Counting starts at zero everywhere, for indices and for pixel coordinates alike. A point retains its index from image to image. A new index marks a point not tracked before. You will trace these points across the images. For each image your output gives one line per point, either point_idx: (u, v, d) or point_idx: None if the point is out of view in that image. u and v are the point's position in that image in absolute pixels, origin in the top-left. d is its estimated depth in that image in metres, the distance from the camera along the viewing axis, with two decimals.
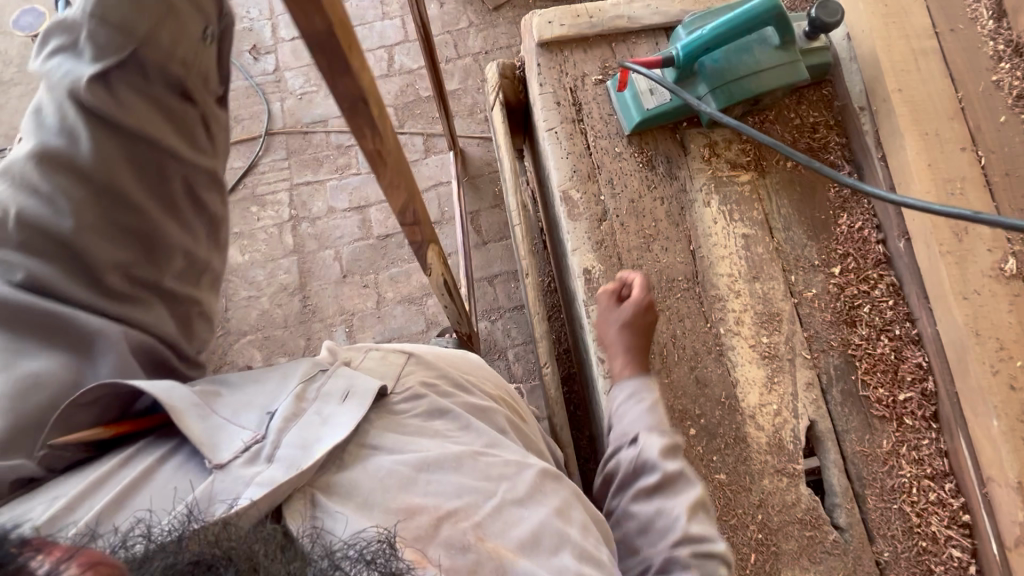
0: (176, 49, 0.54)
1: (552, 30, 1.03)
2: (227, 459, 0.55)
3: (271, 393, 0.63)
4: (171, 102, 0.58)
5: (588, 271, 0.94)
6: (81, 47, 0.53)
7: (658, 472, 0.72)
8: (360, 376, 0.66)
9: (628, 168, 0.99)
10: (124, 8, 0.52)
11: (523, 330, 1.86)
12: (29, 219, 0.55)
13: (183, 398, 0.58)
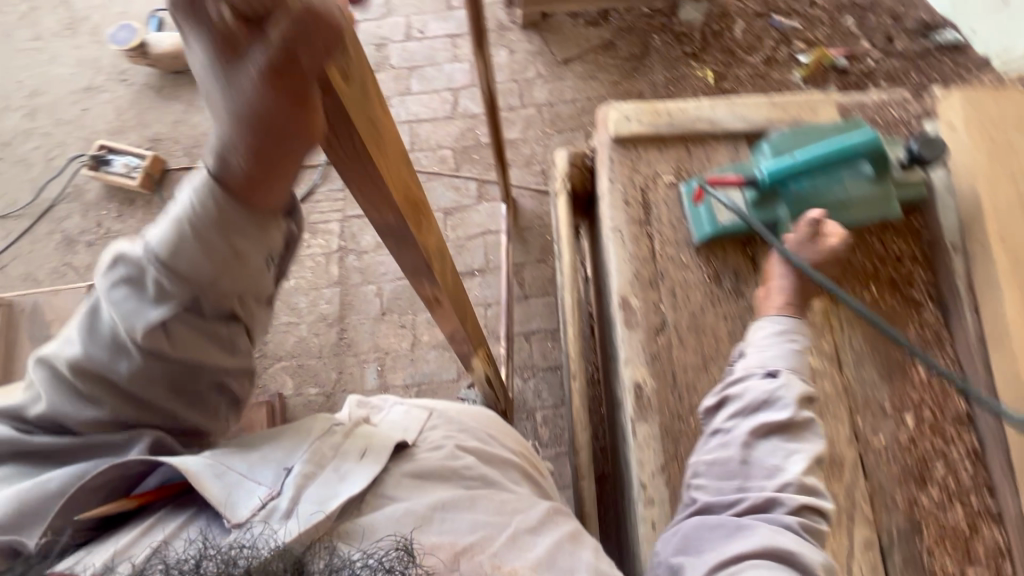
0: (235, 289, 0.57)
1: (628, 126, 1.01)
2: (245, 517, 0.61)
3: (291, 449, 0.69)
4: (220, 325, 0.61)
5: (639, 385, 0.89)
6: (146, 286, 0.56)
7: (791, 412, 0.75)
8: (376, 436, 0.75)
9: (692, 279, 0.94)
10: (196, 259, 0.54)
11: (555, 392, 1.81)
12: (63, 406, 0.63)
13: (197, 463, 0.64)
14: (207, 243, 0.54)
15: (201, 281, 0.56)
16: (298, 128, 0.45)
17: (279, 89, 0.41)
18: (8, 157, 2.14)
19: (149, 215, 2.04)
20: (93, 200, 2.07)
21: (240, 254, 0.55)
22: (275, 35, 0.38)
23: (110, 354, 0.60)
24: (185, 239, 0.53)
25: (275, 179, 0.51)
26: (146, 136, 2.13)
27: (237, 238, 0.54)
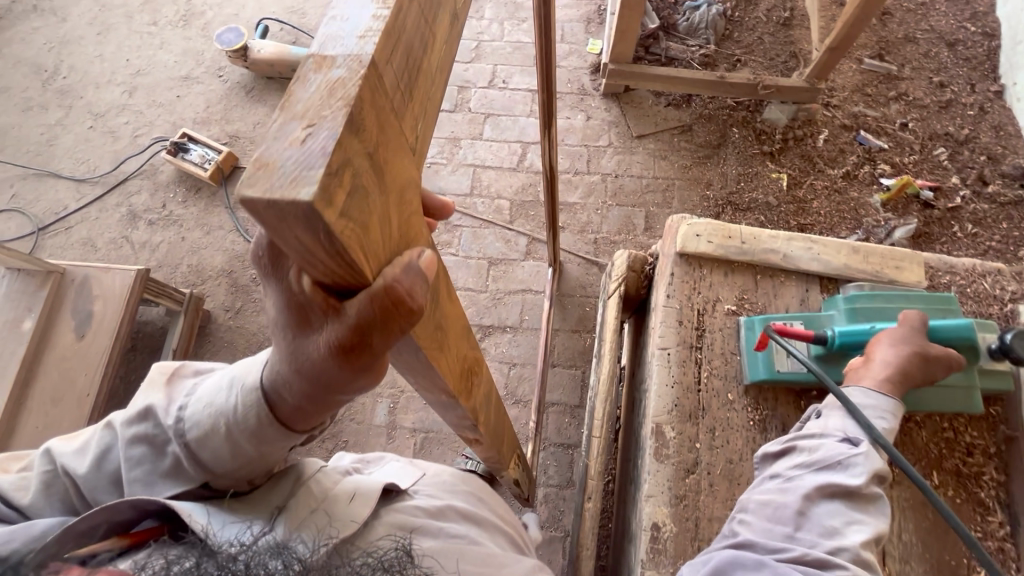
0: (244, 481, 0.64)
1: (697, 244, 0.97)
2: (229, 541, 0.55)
3: (285, 493, 0.65)
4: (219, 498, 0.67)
5: (657, 527, 0.83)
6: (167, 456, 0.62)
7: (863, 481, 0.69)
8: (364, 484, 0.72)
9: (736, 421, 0.88)
10: (222, 459, 0.60)
11: (561, 472, 1.74)
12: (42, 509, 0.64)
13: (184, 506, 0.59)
14: (234, 450, 0.58)
15: (219, 472, 0.61)
16: (357, 380, 0.42)
17: (345, 365, 0.39)
18: (99, 127, 2.28)
19: (211, 206, 2.12)
20: (165, 181, 2.17)
21: (262, 457, 0.60)
22: (351, 312, 0.36)
23: (107, 486, 0.65)
24: (217, 442, 0.58)
25: (319, 412, 0.52)
26: (226, 132, 2.23)
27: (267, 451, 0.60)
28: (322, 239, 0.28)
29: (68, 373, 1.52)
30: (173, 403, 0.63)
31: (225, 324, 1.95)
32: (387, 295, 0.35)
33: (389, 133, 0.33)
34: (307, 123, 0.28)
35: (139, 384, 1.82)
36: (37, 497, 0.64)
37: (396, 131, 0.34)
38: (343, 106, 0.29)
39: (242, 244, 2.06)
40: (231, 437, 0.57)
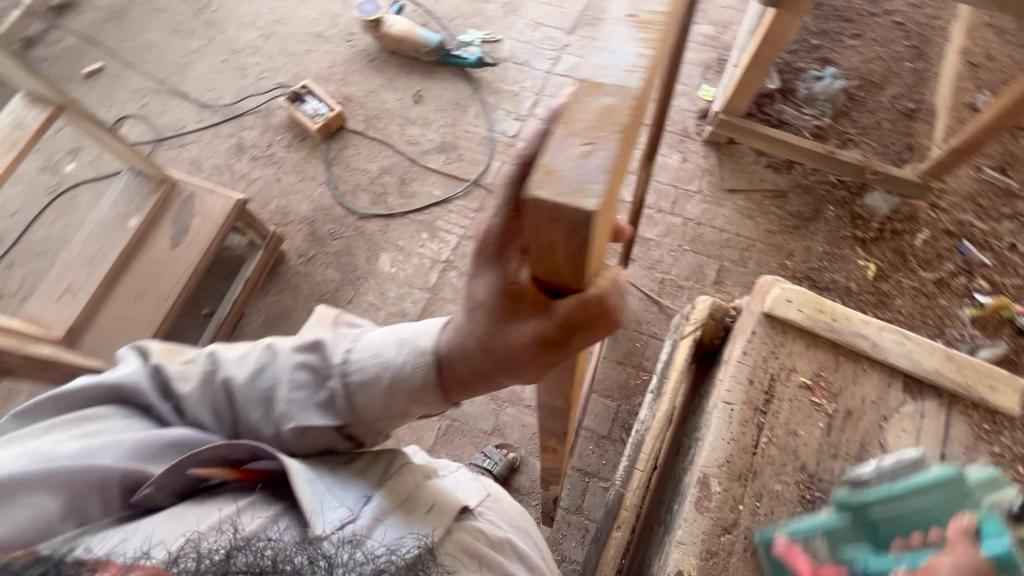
0: (376, 428, 0.78)
1: (786, 308, 0.96)
2: (325, 533, 0.64)
3: (380, 477, 0.76)
4: (343, 445, 0.80)
5: (681, 575, 0.82)
6: (323, 391, 0.75)
7: None
8: (442, 493, 0.77)
9: (784, 493, 0.86)
10: (375, 406, 0.74)
11: (573, 496, 1.73)
12: (192, 401, 0.76)
13: (298, 470, 0.70)
14: (392, 400, 0.73)
15: (364, 417, 0.75)
16: (538, 360, 0.60)
17: (541, 345, 0.58)
18: (231, 62, 2.46)
19: (310, 156, 2.25)
20: (275, 124, 2.31)
21: (407, 410, 0.75)
22: (565, 310, 0.55)
23: (252, 402, 0.76)
24: (379, 390, 0.72)
25: (477, 378, 0.68)
26: (341, 93, 2.36)
27: (415, 407, 0.74)
28: (579, 240, 0.42)
29: (154, 276, 1.64)
30: (337, 344, 0.77)
31: (296, 269, 2.06)
32: (593, 301, 0.54)
33: (624, 156, 0.46)
34: (584, 142, 0.42)
35: (210, 299, 1.99)
36: (194, 390, 0.76)
37: (625, 154, 0.47)
38: (613, 135, 0.42)
39: (329, 199, 2.17)
40: (393, 383, 0.72)
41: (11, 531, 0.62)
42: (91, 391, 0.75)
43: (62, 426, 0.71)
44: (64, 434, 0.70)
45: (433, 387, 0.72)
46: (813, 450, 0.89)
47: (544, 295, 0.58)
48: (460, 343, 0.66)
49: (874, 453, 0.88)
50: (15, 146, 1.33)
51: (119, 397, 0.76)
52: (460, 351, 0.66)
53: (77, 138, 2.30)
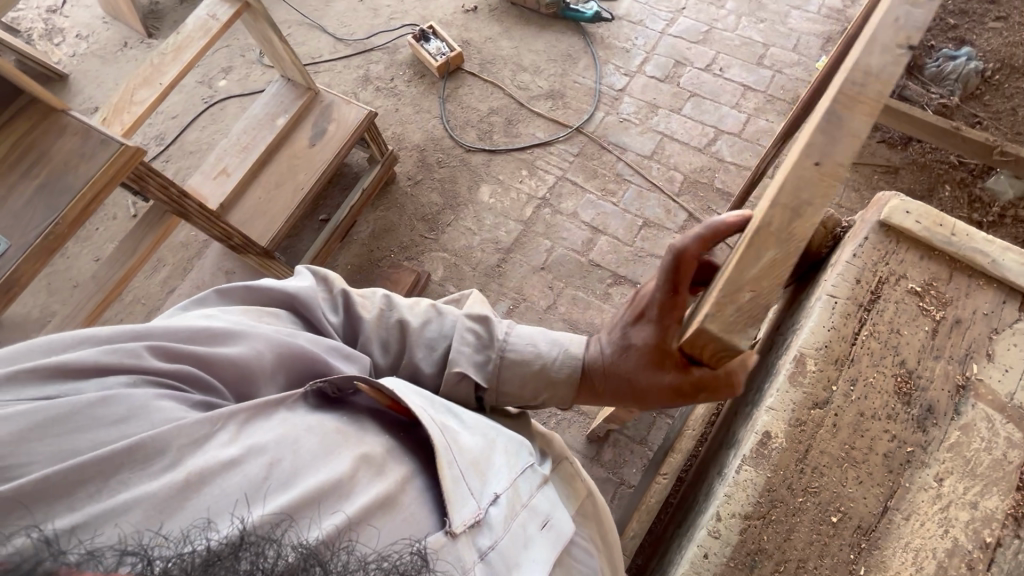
0: (512, 399, 0.90)
1: (903, 217, 0.98)
2: (458, 531, 0.66)
3: (520, 463, 0.79)
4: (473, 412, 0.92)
5: (768, 435, 0.88)
6: (483, 356, 0.88)
7: None
8: (557, 511, 0.79)
9: (880, 383, 0.90)
10: (523, 378, 0.89)
11: (639, 428, 1.79)
12: (368, 327, 0.85)
13: (442, 440, 0.72)
14: (539, 375, 0.89)
15: (504, 388, 0.89)
16: (662, 402, 0.83)
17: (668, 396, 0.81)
18: (366, 3, 2.68)
19: (426, 91, 2.42)
20: (400, 60, 2.51)
21: (540, 397, 0.91)
22: (699, 373, 0.77)
23: (422, 345, 0.87)
24: (535, 363, 0.88)
25: (616, 399, 0.89)
26: (462, 37, 2.53)
27: (546, 393, 0.90)
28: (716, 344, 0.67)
29: (293, 169, 1.86)
30: (498, 322, 0.92)
31: (403, 190, 2.24)
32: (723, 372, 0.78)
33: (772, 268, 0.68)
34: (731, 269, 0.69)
35: (328, 209, 2.20)
36: (371, 317, 0.86)
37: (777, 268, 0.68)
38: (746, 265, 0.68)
39: (440, 131, 2.33)
40: (541, 366, 0.89)
41: (238, 367, 0.70)
42: (281, 292, 0.81)
43: (256, 315, 0.76)
44: (263, 321, 0.76)
45: (571, 382, 0.90)
46: (915, 351, 0.91)
47: (681, 359, 0.79)
48: (614, 365, 0.86)
49: (981, 361, 0.89)
50: (208, 33, 1.57)
51: (294, 307, 0.81)
52: (609, 367, 0.87)
53: (231, 59, 2.60)
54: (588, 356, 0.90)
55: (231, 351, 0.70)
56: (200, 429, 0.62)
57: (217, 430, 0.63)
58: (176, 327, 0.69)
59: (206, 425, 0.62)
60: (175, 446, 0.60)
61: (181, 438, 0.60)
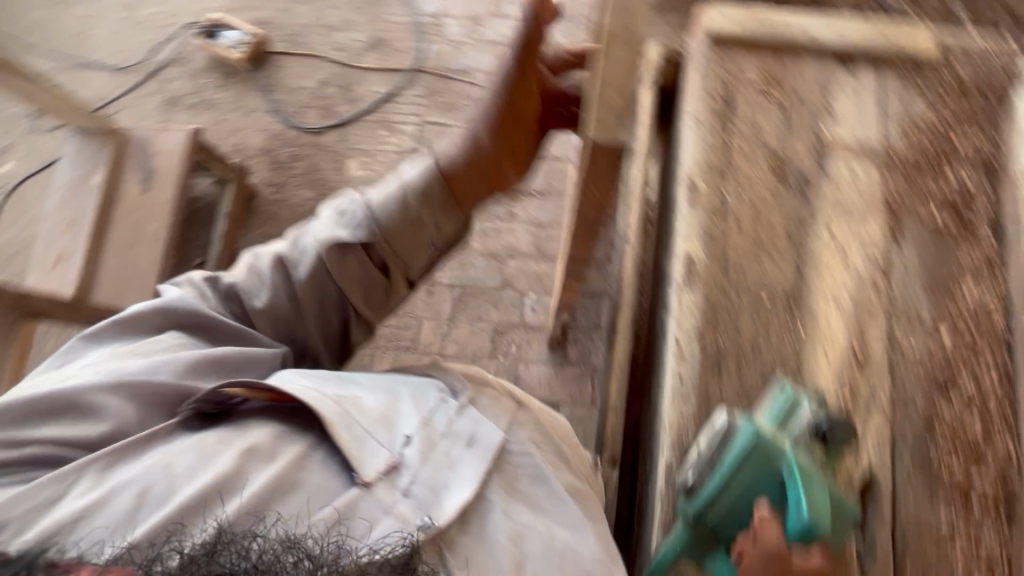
0: (398, 244, 0.92)
1: (724, 24, 1.04)
2: (371, 480, 0.75)
3: (428, 400, 0.87)
4: (376, 280, 0.94)
5: (690, 259, 0.96)
6: (347, 223, 0.91)
7: None
8: (483, 423, 0.85)
9: (759, 174, 0.99)
10: (393, 220, 0.91)
11: (590, 317, 1.88)
12: (244, 287, 0.91)
13: (331, 408, 0.79)
14: (405, 211, 0.92)
15: (388, 238, 0.91)
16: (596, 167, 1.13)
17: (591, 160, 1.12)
18: (130, 19, 2.34)
19: (244, 90, 2.21)
20: (199, 68, 2.24)
21: (425, 219, 0.93)
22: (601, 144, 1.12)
23: (299, 263, 0.90)
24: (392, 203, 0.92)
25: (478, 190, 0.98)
26: (254, 19, 2.29)
27: (425, 214, 0.93)
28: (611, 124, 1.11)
29: (139, 223, 1.66)
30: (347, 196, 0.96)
31: (270, 199, 2.08)
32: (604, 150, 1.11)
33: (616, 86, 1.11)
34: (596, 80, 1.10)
35: (200, 251, 2.01)
36: (247, 272, 0.91)
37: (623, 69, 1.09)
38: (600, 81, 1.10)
39: (279, 125, 2.15)
40: (406, 194, 0.92)
41: (106, 413, 0.76)
42: (179, 311, 0.87)
43: (122, 354, 0.82)
44: (128, 354, 0.82)
45: (441, 189, 0.94)
46: (775, 133, 1.01)
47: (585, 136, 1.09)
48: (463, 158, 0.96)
49: (826, 121, 1.00)
50: None
51: (177, 324, 0.87)
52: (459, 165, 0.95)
53: (0, 137, 2.20)
54: (442, 162, 0.95)
55: (95, 403, 0.76)
56: (59, 487, 0.69)
57: (79, 478, 0.70)
58: (13, 403, 0.74)
59: (69, 476, 0.70)
60: (32, 508, 0.67)
61: (31, 502, 0.68)
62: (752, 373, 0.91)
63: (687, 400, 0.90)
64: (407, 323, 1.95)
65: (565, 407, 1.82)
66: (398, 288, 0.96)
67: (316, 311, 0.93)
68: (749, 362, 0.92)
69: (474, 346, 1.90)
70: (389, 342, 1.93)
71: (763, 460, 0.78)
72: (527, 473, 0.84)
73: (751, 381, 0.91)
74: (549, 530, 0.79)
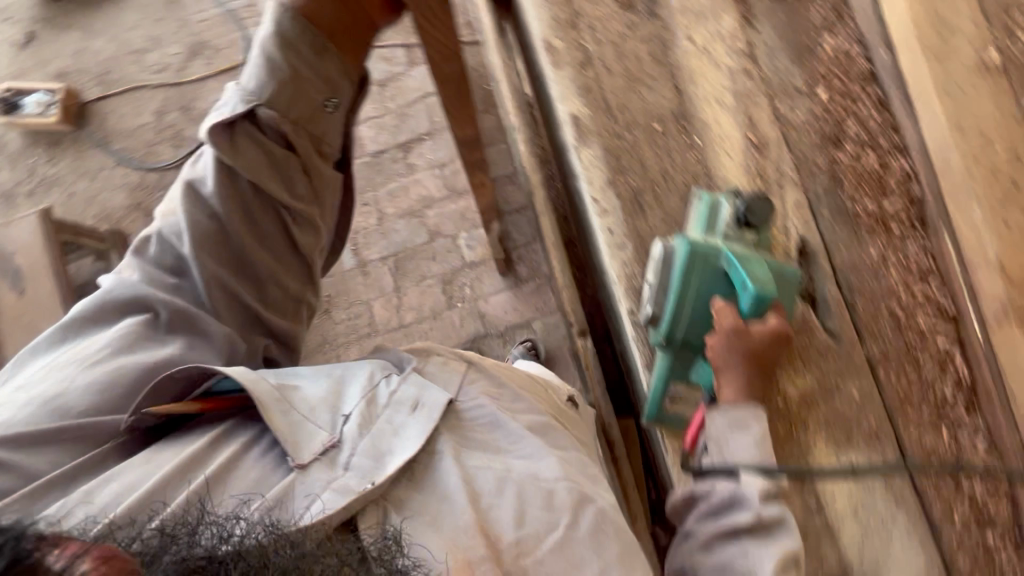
0: (293, 107, 0.82)
1: None
2: (307, 460, 0.73)
3: (363, 373, 0.83)
4: (290, 164, 0.83)
5: (575, 117, 0.96)
6: (236, 110, 0.81)
7: (755, 511, 0.67)
8: (429, 387, 0.83)
9: (607, 12, 1.00)
10: (275, 86, 0.81)
11: (524, 231, 1.89)
12: (166, 234, 0.83)
13: (269, 393, 0.77)
14: (282, 72, 0.81)
15: (279, 107, 0.81)
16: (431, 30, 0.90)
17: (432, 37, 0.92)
18: None
19: (80, 153, 1.99)
20: (19, 150, 2.01)
21: (308, 75, 0.82)
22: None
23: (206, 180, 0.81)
24: (269, 66, 0.80)
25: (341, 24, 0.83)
26: (53, 75, 2.05)
27: (299, 66, 0.81)
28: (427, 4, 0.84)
29: (31, 328, 1.51)
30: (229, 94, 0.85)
31: None
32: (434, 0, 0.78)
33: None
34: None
35: None
36: (163, 226, 0.83)
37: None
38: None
39: (135, 174, 1.97)
40: (266, 63, 0.80)
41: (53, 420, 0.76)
42: (122, 295, 0.83)
43: (72, 356, 0.80)
44: (77, 355, 0.80)
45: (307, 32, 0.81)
46: None
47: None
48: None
49: None
50: None
51: (125, 310, 0.83)
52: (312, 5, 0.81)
53: None
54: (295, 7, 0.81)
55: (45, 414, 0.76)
56: None
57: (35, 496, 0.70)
58: None
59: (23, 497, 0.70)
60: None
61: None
62: (671, 200, 0.93)
63: (622, 248, 0.92)
64: (357, 311, 1.90)
65: (537, 321, 1.85)
66: (318, 167, 0.85)
67: (254, 235, 0.84)
68: (664, 191, 0.94)
69: (429, 304, 1.89)
70: (348, 336, 1.89)
71: (703, 268, 0.79)
72: (480, 417, 0.83)
73: (673, 207, 0.93)
74: (507, 466, 0.78)
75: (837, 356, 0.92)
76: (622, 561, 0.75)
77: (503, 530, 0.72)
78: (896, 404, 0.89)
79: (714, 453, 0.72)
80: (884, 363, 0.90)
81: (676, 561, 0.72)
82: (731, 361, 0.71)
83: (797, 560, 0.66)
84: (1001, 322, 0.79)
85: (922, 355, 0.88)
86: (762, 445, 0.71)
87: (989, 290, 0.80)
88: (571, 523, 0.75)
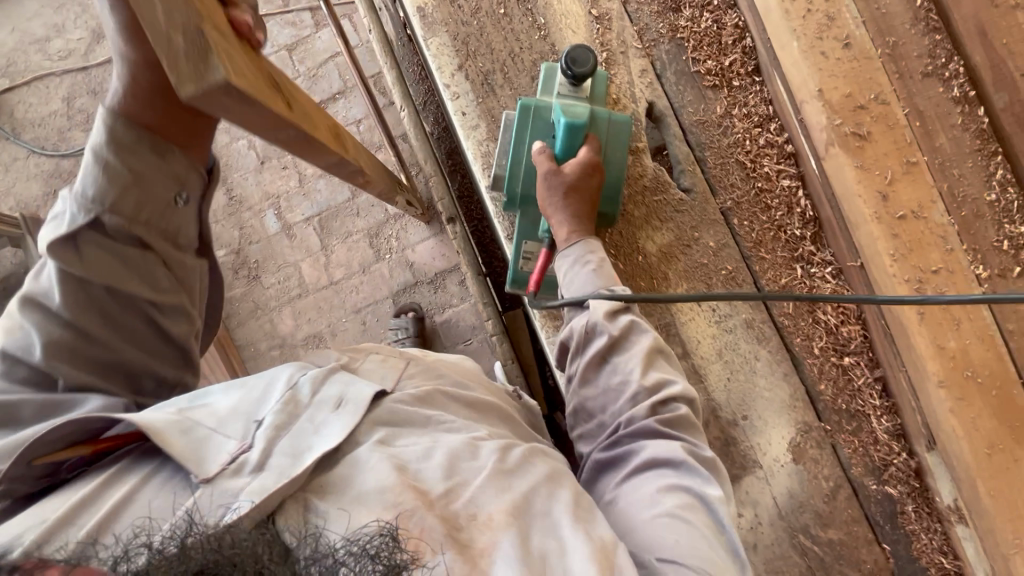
0: (140, 212, 0.55)
1: None
2: (214, 472, 0.50)
3: (275, 371, 0.61)
4: (154, 265, 0.57)
5: (422, 9, 0.98)
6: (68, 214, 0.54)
7: (609, 331, 0.70)
8: (355, 380, 0.60)
9: None
10: (107, 189, 0.54)
11: None
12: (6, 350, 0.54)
13: (162, 417, 0.52)
14: (111, 173, 0.54)
15: (123, 211, 0.55)
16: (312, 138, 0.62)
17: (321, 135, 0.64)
18: None
19: None
20: None
21: (140, 169, 0.55)
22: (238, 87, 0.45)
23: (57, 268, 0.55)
24: (100, 169, 0.53)
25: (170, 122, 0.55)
26: None
27: (132, 160, 0.54)
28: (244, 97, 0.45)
29: None
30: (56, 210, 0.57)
31: None
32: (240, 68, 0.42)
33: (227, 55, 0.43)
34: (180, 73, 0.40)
35: None
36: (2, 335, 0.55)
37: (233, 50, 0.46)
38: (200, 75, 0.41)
39: (49, 161, 1.95)
40: (95, 154, 0.54)
41: None
42: None
43: None
44: None
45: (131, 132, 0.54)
46: None
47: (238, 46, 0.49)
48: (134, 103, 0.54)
49: None
50: None
51: None
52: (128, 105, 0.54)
53: None
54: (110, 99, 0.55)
55: None
56: None
57: None
58: None
59: None
60: None
61: None
62: (520, 80, 0.96)
63: (476, 128, 0.95)
64: (286, 273, 1.91)
65: None
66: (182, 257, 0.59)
67: (121, 333, 0.58)
68: (513, 72, 0.96)
69: (358, 259, 1.90)
70: (280, 299, 1.90)
71: (531, 125, 0.82)
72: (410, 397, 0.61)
73: (523, 87, 0.96)
74: (435, 438, 0.57)
75: (692, 213, 0.93)
76: (551, 478, 0.57)
77: (430, 483, 0.52)
78: (752, 251, 0.91)
79: (564, 294, 0.77)
80: (737, 213, 0.93)
81: (571, 406, 0.72)
82: (548, 198, 0.78)
83: (660, 349, 0.71)
84: (829, 149, 0.85)
85: (770, 198, 0.91)
86: (602, 273, 0.75)
87: (817, 120, 0.85)
88: (500, 455, 0.56)
